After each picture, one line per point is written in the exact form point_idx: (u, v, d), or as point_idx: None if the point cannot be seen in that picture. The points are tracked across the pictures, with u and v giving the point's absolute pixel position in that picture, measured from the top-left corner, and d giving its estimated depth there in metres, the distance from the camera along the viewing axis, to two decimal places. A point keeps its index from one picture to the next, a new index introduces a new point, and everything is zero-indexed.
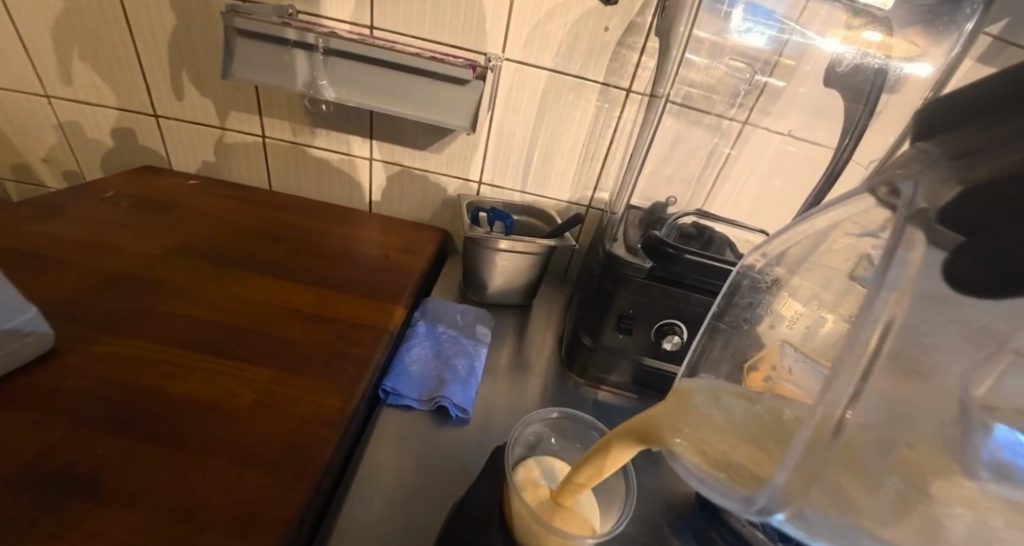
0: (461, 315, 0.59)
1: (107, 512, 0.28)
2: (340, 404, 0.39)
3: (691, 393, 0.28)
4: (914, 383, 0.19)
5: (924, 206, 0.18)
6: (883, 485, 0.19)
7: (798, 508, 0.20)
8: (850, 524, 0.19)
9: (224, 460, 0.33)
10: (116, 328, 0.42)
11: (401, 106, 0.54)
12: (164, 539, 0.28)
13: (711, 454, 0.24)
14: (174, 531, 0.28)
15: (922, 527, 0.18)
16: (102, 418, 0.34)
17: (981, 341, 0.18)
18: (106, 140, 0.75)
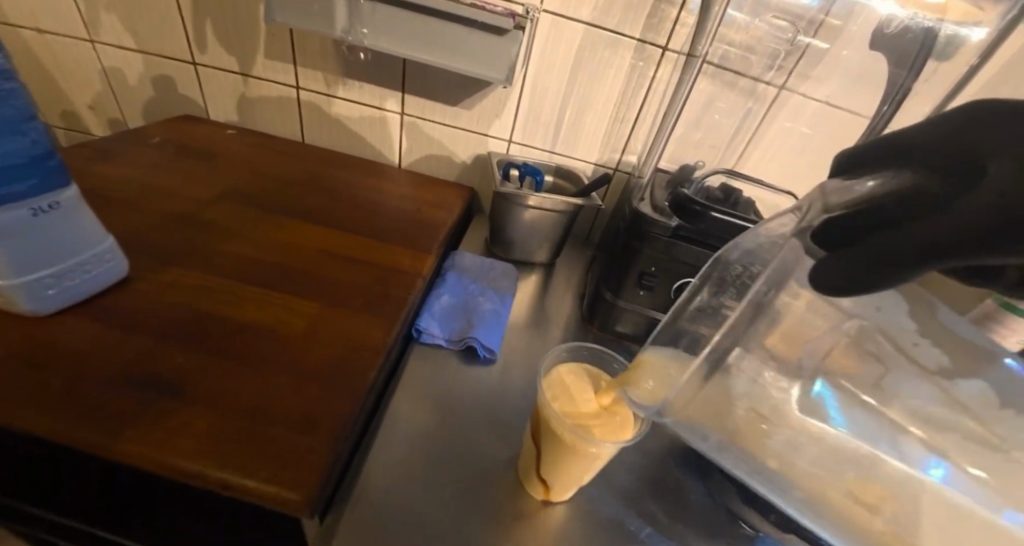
0: (489, 268, 0.61)
1: (193, 408, 0.33)
2: (381, 334, 0.43)
3: (646, 358, 0.36)
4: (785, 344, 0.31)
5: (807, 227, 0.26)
6: (741, 407, 0.30)
7: (680, 420, 0.31)
8: (713, 432, 0.30)
9: (285, 374, 0.37)
10: (180, 261, 0.46)
11: (438, 56, 0.55)
12: (243, 430, 0.32)
13: (644, 390, 0.33)
14: (249, 424, 0.33)
15: (762, 438, 0.29)
16: (178, 334, 0.38)
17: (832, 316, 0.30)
18: (148, 88, 0.78)
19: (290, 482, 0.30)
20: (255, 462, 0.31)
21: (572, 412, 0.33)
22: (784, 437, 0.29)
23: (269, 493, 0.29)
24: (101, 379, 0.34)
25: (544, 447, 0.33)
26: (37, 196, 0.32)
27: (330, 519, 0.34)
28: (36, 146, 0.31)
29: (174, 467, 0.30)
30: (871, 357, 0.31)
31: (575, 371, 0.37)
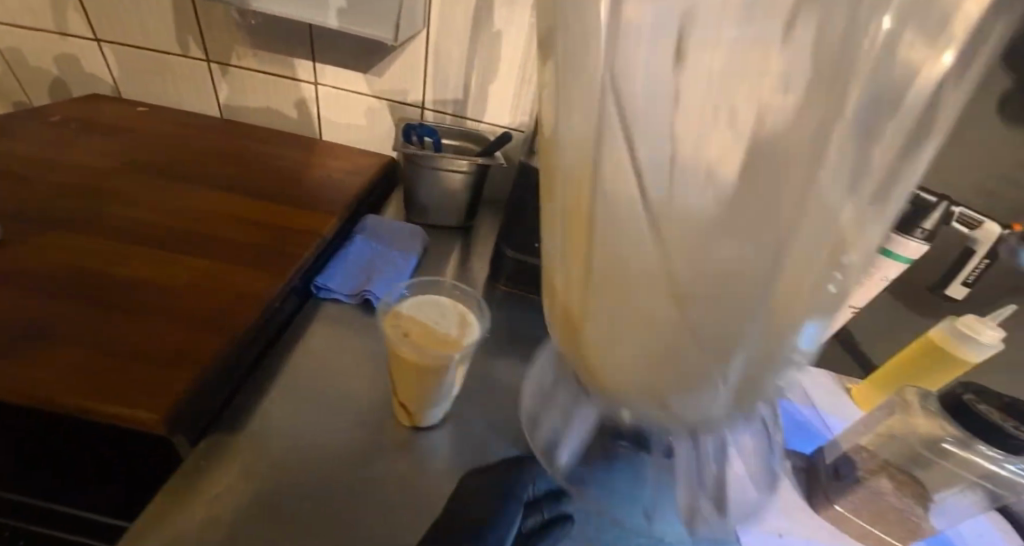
0: (398, 230, 0.63)
1: (60, 348, 0.35)
2: (266, 285, 0.45)
3: None
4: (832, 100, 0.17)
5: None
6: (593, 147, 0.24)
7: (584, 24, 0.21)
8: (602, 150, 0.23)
9: (159, 318, 0.39)
10: (66, 227, 0.47)
11: (329, 16, 0.56)
12: (106, 365, 0.34)
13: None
14: (113, 359, 0.35)
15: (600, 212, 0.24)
16: (54, 288, 0.40)
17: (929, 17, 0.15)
18: (54, 68, 0.76)
19: (146, 403, 0.32)
20: (116, 390, 0.33)
21: (418, 338, 0.36)
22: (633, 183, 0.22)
23: (120, 413, 0.32)
24: None
25: (396, 365, 0.36)
26: None
27: (204, 443, 0.38)
28: None
29: (32, 394, 0.32)
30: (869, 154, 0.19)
31: (433, 302, 0.40)
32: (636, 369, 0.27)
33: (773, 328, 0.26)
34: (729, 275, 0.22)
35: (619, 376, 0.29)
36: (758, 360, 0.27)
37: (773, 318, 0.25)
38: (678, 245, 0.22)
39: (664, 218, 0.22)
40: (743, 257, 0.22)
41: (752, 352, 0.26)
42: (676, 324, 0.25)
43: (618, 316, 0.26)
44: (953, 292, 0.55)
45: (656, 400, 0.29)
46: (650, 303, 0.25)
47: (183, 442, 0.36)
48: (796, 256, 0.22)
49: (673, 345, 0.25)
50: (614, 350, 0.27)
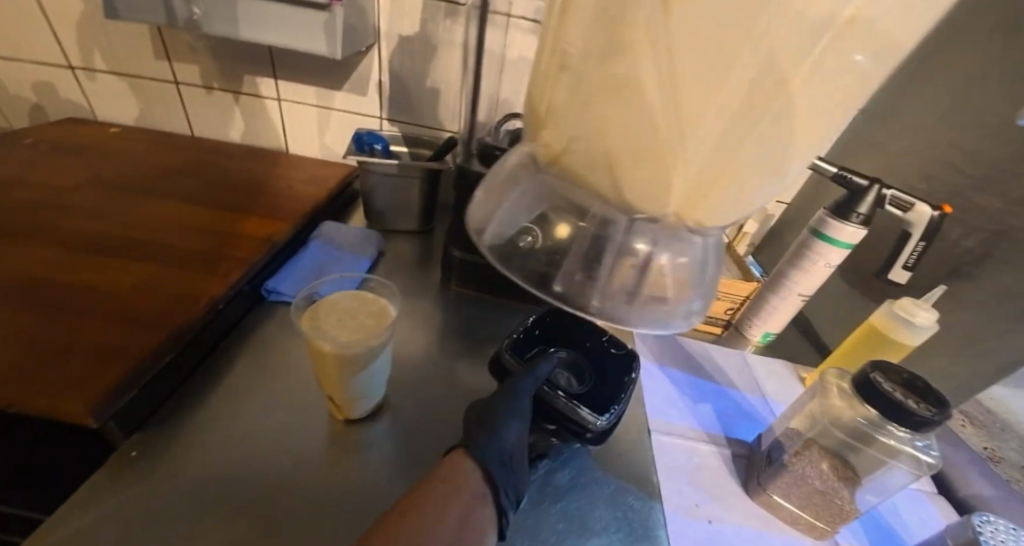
0: (353, 234, 0.64)
1: (2, 349, 0.38)
2: (208, 289, 0.48)
3: None
4: None
5: None
6: None
7: None
8: None
9: (101, 320, 0.42)
10: (24, 239, 0.50)
11: (277, 34, 0.59)
12: (43, 364, 0.38)
13: None
14: (51, 358, 0.38)
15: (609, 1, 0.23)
16: (5, 296, 0.43)
17: None
18: (34, 94, 0.80)
19: (76, 397, 0.36)
20: (52, 385, 0.36)
21: (332, 329, 0.38)
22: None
23: (50, 406, 0.35)
24: None
25: (316, 358, 0.38)
26: None
27: (137, 437, 0.39)
28: None
29: None
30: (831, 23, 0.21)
31: (356, 294, 0.41)
32: (582, 131, 0.27)
33: (727, 132, 0.24)
34: (704, 92, 0.23)
35: (567, 135, 0.28)
36: (716, 166, 0.26)
37: (727, 114, 0.24)
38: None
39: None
40: (722, 80, 0.22)
41: (700, 155, 0.25)
42: (639, 77, 0.23)
43: (585, 55, 0.25)
44: (895, 276, 0.54)
45: (607, 184, 0.28)
46: (626, 44, 0.23)
47: (116, 435, 0.38)
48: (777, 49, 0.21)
49: (629, 101, 0.24)
50: (575, 121, 0.27)
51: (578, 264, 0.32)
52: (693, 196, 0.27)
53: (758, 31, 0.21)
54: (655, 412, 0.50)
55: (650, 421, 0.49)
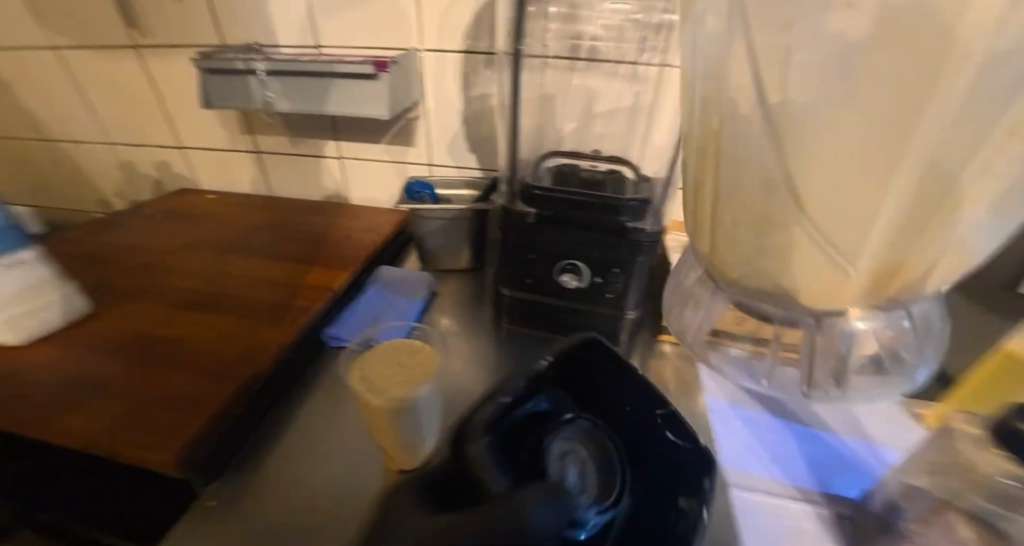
0: (408, 278, 0.67)
1: (109, 401, 0.43)
2: (276, 339, 0.51)
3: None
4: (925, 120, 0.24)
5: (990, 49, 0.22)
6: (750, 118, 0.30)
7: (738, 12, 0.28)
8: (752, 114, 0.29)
9: (186, 373, 0.47)
10: (135, 299, 0.58)
11: (335, 105, 0.64)
12: (139, 414, 0.42)
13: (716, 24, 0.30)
14: (145, 409, 0.43)
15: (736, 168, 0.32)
16: (116, 351, 0.49)
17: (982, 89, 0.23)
18: (153, 172, 0.95)
19: (161, 447, 0.39)
20: (143, 434, 0.40)
21: (382, 382, 0.38)
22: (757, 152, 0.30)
23: (139, 455, 0.38)
24: (57, 384, 0.45)
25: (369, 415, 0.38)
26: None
27: (211, 485, 0.42)
28: None
29: (83, 440, 0.40)
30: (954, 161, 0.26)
31: (402, 343, 0.42)
32: (761, 267, 0.34)
33: (927, 231, 0.28)
34: (867, 223, 0.28)
35: (736, 270, 0.36)
36: (880, 265, 0.31)
37: (923, 223, 0.28)
38: (807, 148, 0.27)
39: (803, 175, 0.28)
40: (874, 208, 0.28)
41: (894, 254, 0.30)
42: (785, 222, 0.31)
43: (739, 209, 0.33)
44: None
45: (792, 297, 0.34)
46: (776, 206, 0.31)
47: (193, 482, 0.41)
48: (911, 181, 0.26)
49: (793, 238, 0.31)
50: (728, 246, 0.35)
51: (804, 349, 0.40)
52: (908, 264, 0.31)
53: (923, 173, 0.26)
54: (731, 460, 0.45)
55: (726, 471, 0.44)
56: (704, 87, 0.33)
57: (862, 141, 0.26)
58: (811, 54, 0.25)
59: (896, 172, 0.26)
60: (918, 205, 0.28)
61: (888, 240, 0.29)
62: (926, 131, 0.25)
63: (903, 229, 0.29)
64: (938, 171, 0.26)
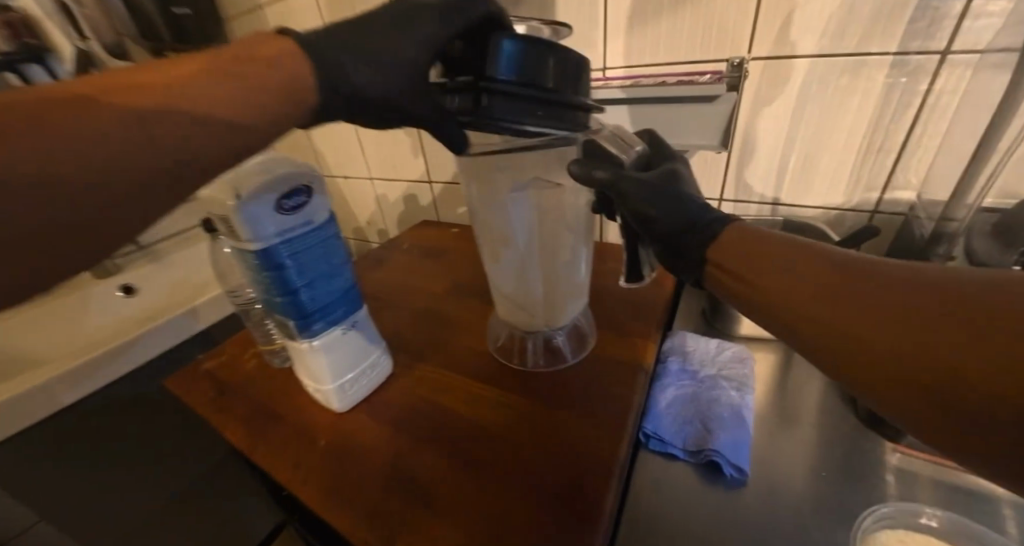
0: (715, 352, 0.52)
1: (446, 517, 0.34)
2: (613, 446, 0.38)
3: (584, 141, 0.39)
4: (544, 210, 0.41)
5: (557, 190, 0.41)
6: (497, 181, 0.39)
7: (495, 159, 0.37)
8: (502, 193, 0.40)
9: (519, 489, 0.36)
10: (422, 353, 0.52)
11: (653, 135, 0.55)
12: None
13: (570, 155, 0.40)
14: None
15: (497, 237, 0.43)
16: (427, 431, 0.42)
17: (541, 197, 0.40)
18: (402, 204, 1.00)
19: None
20: None
21: None
22: (488, 217, 0.42)
23: None
24: (374, 477, 0.38)
25: None
26: (342, 319, 0.42)
27: None
28: (346, 283, 0.42)
29: None
30: (550, 243, 0.43)
31: None
32: (495, 279, 0.47)
33: (501, 290, 0.47)
34: (520, 277, 0.45)
35: (507, 294, 0.47)
36: (506, 288, 0.47)
37: (532, 265, 0.44)
38: (488, 243, 0.45)
39: (496, 264, 0.46)
40: (501, 264, 0.45)
41: (534, 285, 0.45)
42: (497, 300, 0.49)
43: (497, 271, 0.46)
44: None
45: (530, 310, 0.47)
46: (490, 259, 0.46)
47: None
48: (506, 258, 0.44)
49: (506, 307, 0.48)
50: (512, 269, 0.44)
51: (534, 337, 0.49)
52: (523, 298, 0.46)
53: (486, 255, 0.46)
54: None
55: None
56: (475, 193, 0.42)
57: (495, 256, 0.45)
58: (503, 164, 0.38)
59: (495, 271, 0.46)
60: (543, 275, 0.45)
61: (531, 276, 0.44)
62: (518, 218, 0.41)
63: (520, 262, 0.44)
64: (502, 289, 0.47)
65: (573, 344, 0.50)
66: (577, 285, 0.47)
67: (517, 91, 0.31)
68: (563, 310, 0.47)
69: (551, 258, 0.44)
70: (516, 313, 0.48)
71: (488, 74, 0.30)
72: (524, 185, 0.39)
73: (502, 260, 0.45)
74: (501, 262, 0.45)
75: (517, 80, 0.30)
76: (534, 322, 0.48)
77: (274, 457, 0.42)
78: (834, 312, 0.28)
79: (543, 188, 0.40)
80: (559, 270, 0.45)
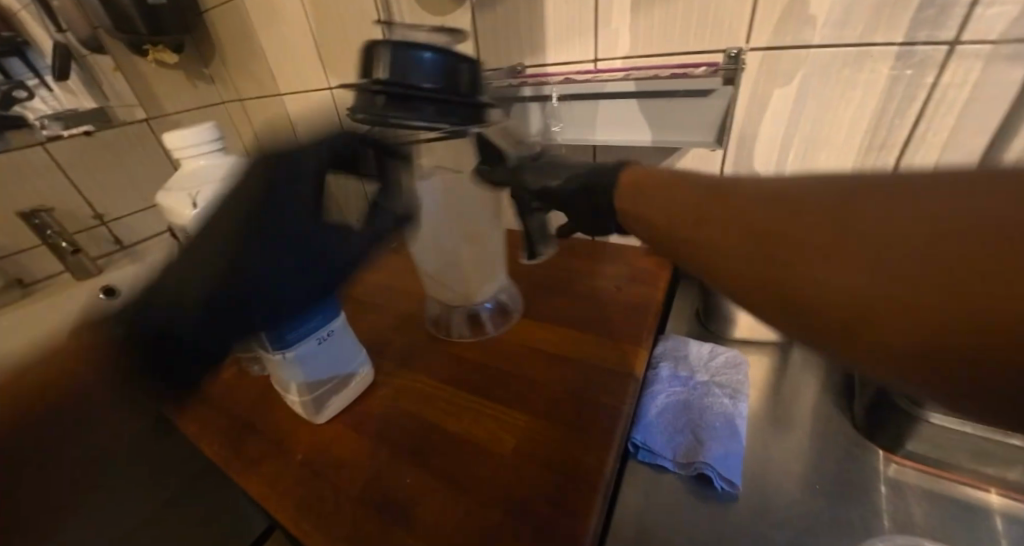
0: (708, 357, 0.51)
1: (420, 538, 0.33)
2: (598, 462, 0.37)
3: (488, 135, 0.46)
4: (454, 194, 0.47)
5: (464, 179, 0.46)
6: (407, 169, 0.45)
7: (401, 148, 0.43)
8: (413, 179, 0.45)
9: (499, 509, 0.34)
10: (405, 360, 0.50)
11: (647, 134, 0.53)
12: None
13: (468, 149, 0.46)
14: None
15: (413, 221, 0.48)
16: (405, 446, 0.40)
17: (448, 183, 0.46)
18: None
19: None
20: None
21: None
22: None
23: None
24: (349, 496, 0.37)
25: None
26: (318, 328, 0.40)
27: None
28: (321, 291, 0.40)
29: None
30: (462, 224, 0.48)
31: None
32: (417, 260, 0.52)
33: (425, 271, 0.53)
34: (437, 255, 0.50)
35: (431, 274, 0.52)
36: (428, 267, 0.52)
37: (447, 243, 0.49)
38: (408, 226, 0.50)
39: (416, 245, 0.51)
40: (419, 244, 0.50)
41: (452, 263, 0.50)
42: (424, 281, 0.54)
43: (418, 253, 0.52)
44: None
45: (451, 286, 0.52)
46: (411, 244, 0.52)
47: None
48: (422, 238, 0.49)
49: (433, 286, 0.53)
50: (430, 247, 0.50)
51: (460, 312, 0.54)
52: (443, 275, 0.51)
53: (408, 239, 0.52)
54: None
55: None
56: None
57: (414, 238, 0.50)
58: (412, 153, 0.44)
59: (416, 254, 0.52)
60: (459, 254, 0.50)
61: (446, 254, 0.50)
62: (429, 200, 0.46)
63: (434, 243, 0.49)
64: (425, 268, 0.52)
65: (496, 320, 0.55)
66: (490, 264, 0.53)
67: (406, 91, 0.34)
68: (482, 287, 0.53)
69: (466, 236, 0.49)
70: (440, 290, 0.53)
71: (376, 79, 0.35)
72: (430, 173, 0.45)
73: (420, 242, 0.50)
74: (418, 244, 0.50)
75: (441, 88, 0.35)
76: (456, 297, 0.53)
77: (247, 472, 0.40)
78: (814, 271, 0.21)
79: (449, 176, 0.46)
80: (474, 250, 0.50)
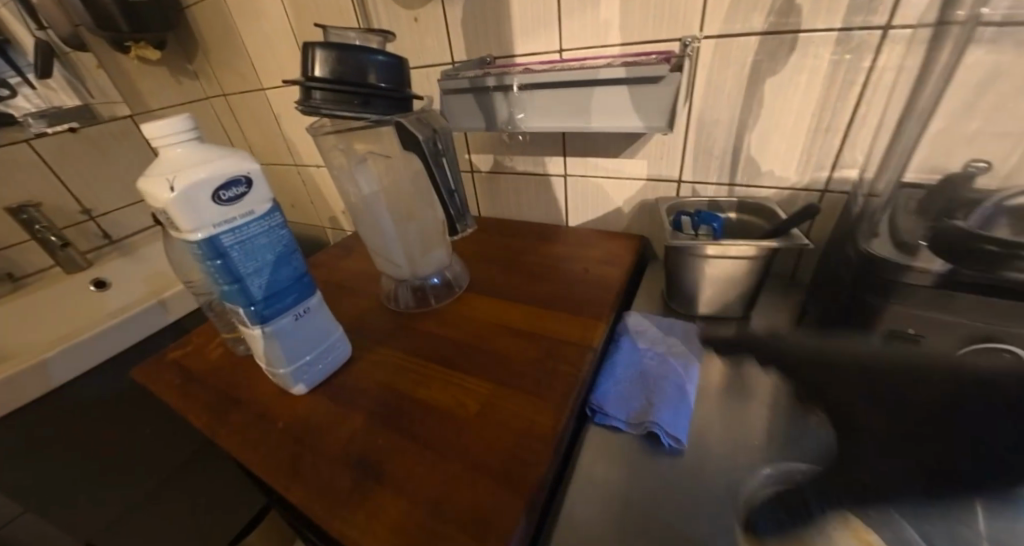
0: (667, 330, 0.54)
1: (387, 489, 0.36)
2: (552, 421, 0.40)
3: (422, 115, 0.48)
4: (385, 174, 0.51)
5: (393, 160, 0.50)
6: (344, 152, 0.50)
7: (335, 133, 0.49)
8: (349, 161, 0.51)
9: (459, 463, 0.38)
10: (379, 339, 0.53)
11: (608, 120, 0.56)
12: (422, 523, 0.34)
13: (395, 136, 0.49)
14: (428, 515, 0.34)
15: (356, 201, 0.53)
16: (376, 413, 0.43)
17: (378, 163, 0.50)
18: None
19: None
20: None
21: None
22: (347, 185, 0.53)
23: None
24: (324, 456, 0.40)
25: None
26: (295, 305, 0.43)
27: None
28: (297, 271, 0.43)
29: None
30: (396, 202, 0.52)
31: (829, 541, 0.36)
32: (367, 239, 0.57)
33: (373, 248, 0.57)
34: (376, 231, 0.55)
35: (377, 250, 0.57)
36: (375, 244, 0.57)
37: (382, 220, 0.53)
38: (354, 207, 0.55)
39: (362, 224, 0.56)
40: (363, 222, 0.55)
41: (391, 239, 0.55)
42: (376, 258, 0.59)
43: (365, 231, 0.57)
44: None
45: (394, 261, 0.56)
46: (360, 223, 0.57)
47: None
48: (363, 216, 0.54)
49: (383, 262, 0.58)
50: (369, 224, 0.54)
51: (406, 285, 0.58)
52: (385, 250, 0.56)
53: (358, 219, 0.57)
54: None
55: None
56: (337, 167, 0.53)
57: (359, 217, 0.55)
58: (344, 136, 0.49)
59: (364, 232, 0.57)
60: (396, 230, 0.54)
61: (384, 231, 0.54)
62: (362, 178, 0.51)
63: (373, 220, 0.54)
64: (372, 245, 0.57)
65: (442, 293, 0.59)
66: (431, 242, 0.56)
67: (341, 87, 0.40)
68: (423, 262, 0.56)
69: (400, 214, 0.53)
70: (387, 263, 0.57)
71: (312, 76, 0.40)
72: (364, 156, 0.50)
73: (365, 221, 0.55)
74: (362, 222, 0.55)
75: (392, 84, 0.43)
76: (401, 271, 0.57)
77: (230, 438, 0.43)
78: None
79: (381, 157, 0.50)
80: (409, 226, 0.54)
